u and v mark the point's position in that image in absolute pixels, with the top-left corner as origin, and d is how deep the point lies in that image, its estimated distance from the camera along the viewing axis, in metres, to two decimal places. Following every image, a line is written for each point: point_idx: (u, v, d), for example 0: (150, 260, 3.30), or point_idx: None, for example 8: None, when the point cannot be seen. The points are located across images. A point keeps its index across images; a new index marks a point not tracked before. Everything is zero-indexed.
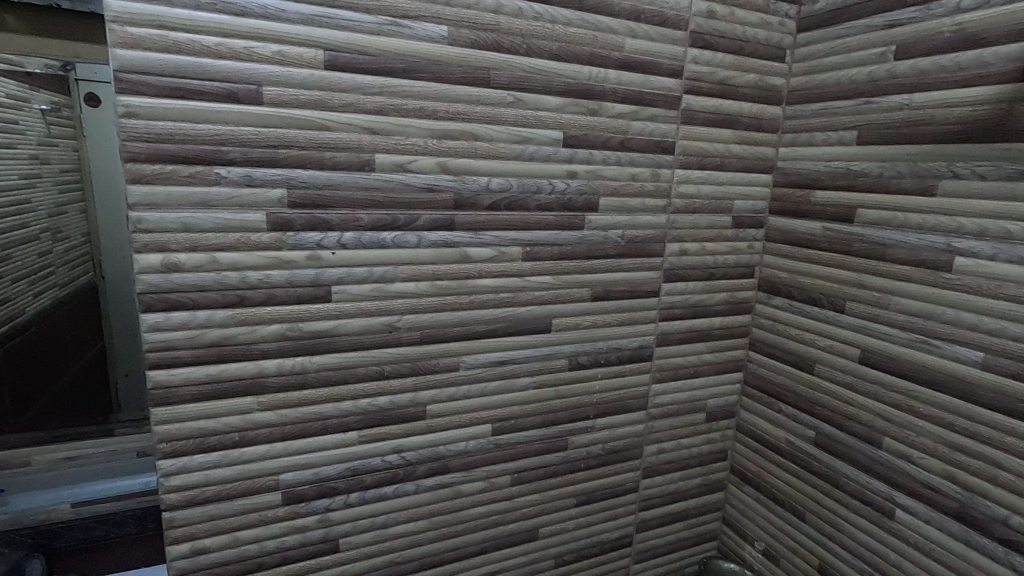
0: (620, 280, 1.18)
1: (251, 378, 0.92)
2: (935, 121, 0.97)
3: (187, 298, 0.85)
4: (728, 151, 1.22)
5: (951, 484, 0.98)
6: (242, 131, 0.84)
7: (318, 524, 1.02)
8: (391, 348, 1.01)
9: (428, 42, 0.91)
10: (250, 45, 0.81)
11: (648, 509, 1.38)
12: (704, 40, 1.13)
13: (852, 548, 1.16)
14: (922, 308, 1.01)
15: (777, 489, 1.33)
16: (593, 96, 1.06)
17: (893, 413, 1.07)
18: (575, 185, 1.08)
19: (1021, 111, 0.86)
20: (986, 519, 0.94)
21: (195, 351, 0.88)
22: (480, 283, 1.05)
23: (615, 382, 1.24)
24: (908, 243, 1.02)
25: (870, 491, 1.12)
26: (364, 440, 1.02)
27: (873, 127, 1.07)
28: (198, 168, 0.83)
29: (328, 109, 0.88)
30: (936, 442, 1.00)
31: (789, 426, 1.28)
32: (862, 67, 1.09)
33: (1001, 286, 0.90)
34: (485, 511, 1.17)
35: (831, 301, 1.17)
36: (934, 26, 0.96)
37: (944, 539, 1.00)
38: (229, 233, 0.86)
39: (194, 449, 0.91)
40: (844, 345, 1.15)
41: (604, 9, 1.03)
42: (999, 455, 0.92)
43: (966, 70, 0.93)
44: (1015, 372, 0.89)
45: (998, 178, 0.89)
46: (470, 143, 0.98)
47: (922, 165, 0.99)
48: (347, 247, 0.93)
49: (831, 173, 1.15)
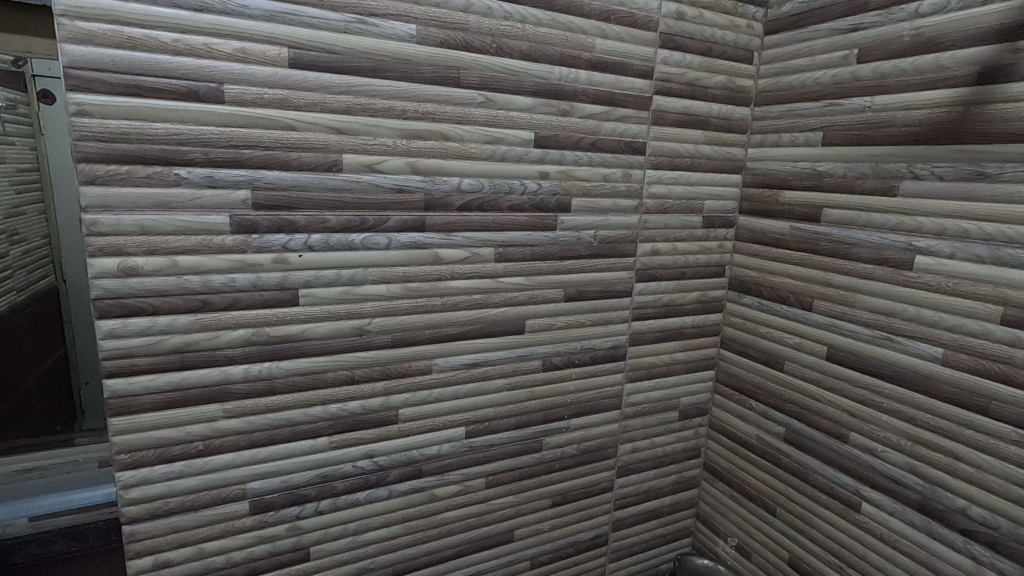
0: (593, 281, 1.19)
1: (216, 385, 0.89)
2: (896, 123, 0.99)
3: (146, 303, 0.82)
4: (698, 151, 1.23)
5: (913, 476, 1.01)
6: (204, 131, 0.81)
7: (288, 532, 1.00)
8: (361, 352, 0.99)
9: (396, 41, 0.90)
10: (210, 42, 0.79)
11: (623, 507, 1.39)
12: (673, 41, 1.14)
13: (821, 541, 1.18)
14: (885, 306, 1.03)
15: (749, 485, 1.35)
16: (564, 97, 1.06)
17: (859, 408, 1.09)
18: (547, 186, 1.08)
19: (976, 113, 0.89)
20: (946, 509, 0.97)
21: (156, 358, 0.85)
22: (452, 285, 1.04)
23: (589, 382, 1.24)
24: (872, 242, 1.04)
25: (837, 485, 1.14)
26: (334, 445, 1.00)
27: (838, 128, 1.09)
28: (157, 169, 0.80)
29: (293, 108, 0.86)
30: (899, 436, 1.03)
31: (760, 423, 1.30)
32: (826, 69, 1.11)
33: (958, 283, 0.93)
34: (460, 514, 1.16)
35: (799, 299, 1.19)
36: (895, 31, 0.99)
37: (907, 530, 1.03)
38: (191, 236, 0.83)
39: (155, 459, 0.88)
40: (811, 342, 1.17)
41: (574, 9, 1.03)
42: (957, 447, 0.94)
43: (923, 74, 0.95)
44: (971, 366, 0.92)
45: (956, 178, 0.92)
46: (439, 143, 0.97)
47: (885, 165, 1.02)
48: (314, 249, 0.91)
49: (797, 173, 1.17)
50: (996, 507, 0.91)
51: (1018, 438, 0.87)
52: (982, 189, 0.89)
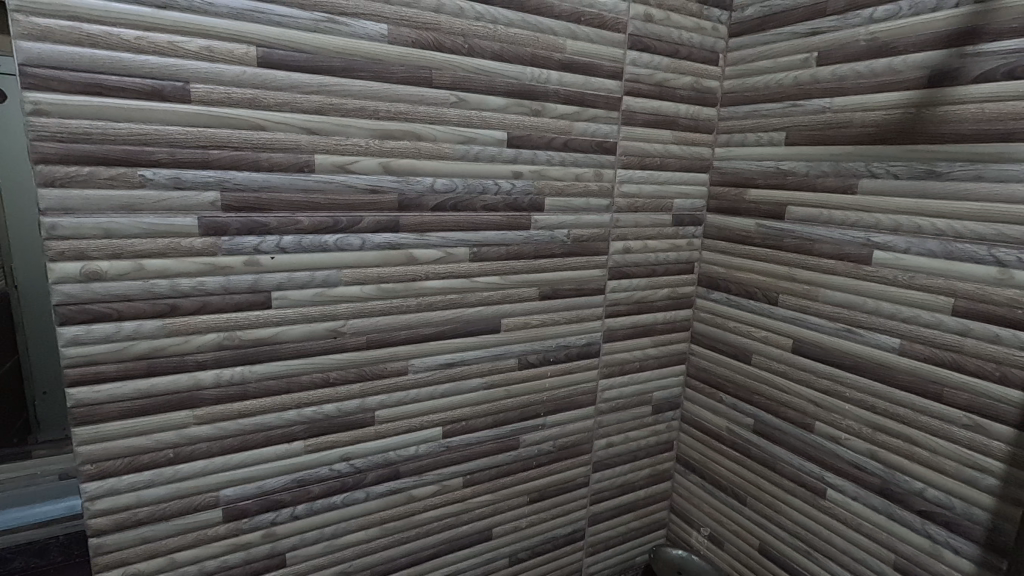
0: (567, 279, 1.20)
1: (186, 392, 0.87)
2: (854, 123, 1.04)
3: (111, 308, 0.80)
4: (667, 151, 1.26)
5: (875, 462, 1.05)
6: (170, 131, 0.79)
7: (263, 539, 0.98)
8: (335, 354, 0.98)
9: (367, 40, 0.89)
10: (175, 40, 0.77)
11: (599, 502, 1.41)
12: (642, 43, 1.16)
13: (790, 528, 1.22)
14: (845, 299, 1.07)
15: (720, 476, 1.38)
16: (536, 97, 1.07)
17: (823, 398, 1.13)
18: (520, 185, 1.09)
19: (927, 115, 0.93)
20: (906, 492, 1.01)
21: (122, 365, 0.83)
22: (428, 285, 1.04)
23: (564, 379, 1.26)
24: (833, 238, 1.08)
25: (804, 473, 1.18)
26: (310, 449, 0.99)
27: (800, 128, 1.13)
28: (120, 170, 0.77)
29: (263, 108, 0.84)
30: (861, 424, 1.07)
31: (730, 415, 1.34)
32: (789, 72, 1.15)
33: (914, 276, 0.97)
34: (438, 514, 1.16)
35: (765, 294, 1.23)
36: (852, 35, 1.03)
37: (870, 514, 1.07)
38: (158, 240, 0.81)
39: (123, 469, 0.86)
40: (778, 336, 1.21)
41: (545, 11, 1.04)
42: (914, 433, 0.99)
43: (879, 76, 1.00)
44: (927, 355, 0.96)
45: (909, 176, 0.96)
46: (413, 143, 0.97)
47: (844, 164, 1.06)
48: (287, 251, 0.90)
49: (762, 172, 1.21)
50: (951, 489, 0.95)
51: (970, 421, 0.92)
52: (934, 186, 0.93)
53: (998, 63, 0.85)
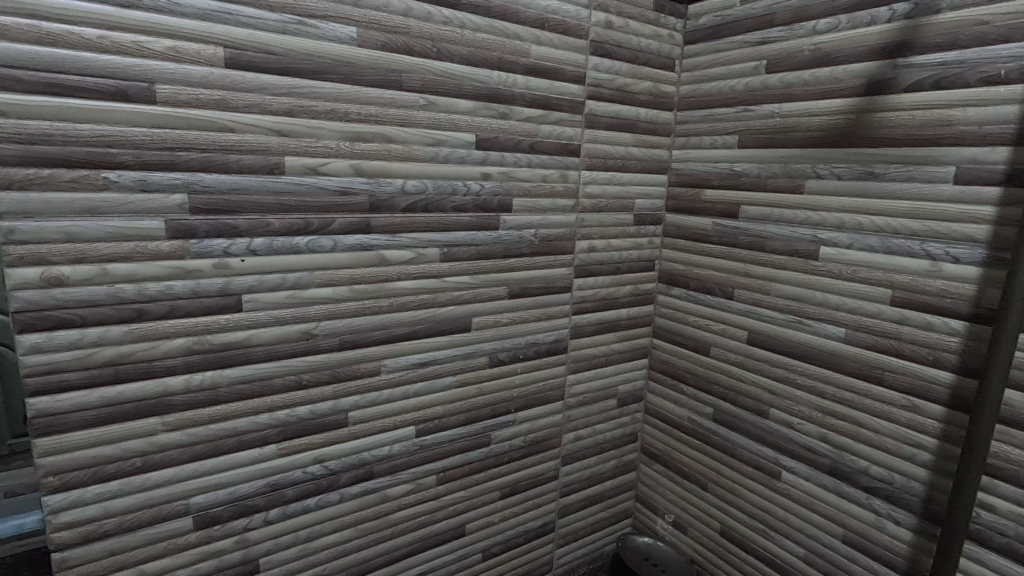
0: (535, 278, 1.23)
1: (155, 398, 0.86)
2: (800, 127, 1.11)
3: (75, 315, 0.78)
4: (628, 153, 1.31)
5: (824, 443, 1.13)
6: (135, 132, 0.78)
7: (236, 545, 0.97)
8: (308, 356, 0.98)
9: (336, 43, 0.90)
10: (139, 40, 0.76)
11: (568, 494, 1.45)
12: (604, 49, 1.21)
13: (749, 510, 1.29)
14: (797, 292, 1.15)
15: (683, 464, 1.44)
16: (503, 100, 1.09)
17: (777, 386, 1.20)
18: (488, 187, 1.11)
19: (866, 121, 1.01)
20: (852, 471, 1.09)
21: (85, 373, 0.80)
22: (399, 285, 1.05)
23: (533, 375, 1.29)
24: (783, 235, 1.16)
25: (760, 457, 1.25)
26: (283, 453, 0.98)
27: (752, 132, 1.20)
28: (83, 173, 0.76)
29: (231, 109, 0.83)
30: (811, 409, 1.15)
31: (691, 405, 1.40)
32: (741, 78, 1.22)
33: (856, 270, 1.05)
34: (412, 513, 1.17)
35: (722, 289, 1.29)
36: (797, 45, 1.10)
37: (821, 492, 1.15)
38: (123, 243, 0.79)
39: (88, 480, 0.83)
40: (734, 328, 1.28)
41: (510, 16, 1.07)
42: (859, 415, 1.07)
43: (822, 84, 1.07)
44: (870, 343, 1.04)
45: (851, 177, 1.04)
46: (383, 145, 0.97)
47: (793, 166, 1.13)
48: (257, 253, 0.89)
49: (718, 173, 1.27)
50: (892, 465, 1.03)
51: (907, 402, 1.00)
52: (872, 187, 1.01)
53: (925, 74, 0.93)
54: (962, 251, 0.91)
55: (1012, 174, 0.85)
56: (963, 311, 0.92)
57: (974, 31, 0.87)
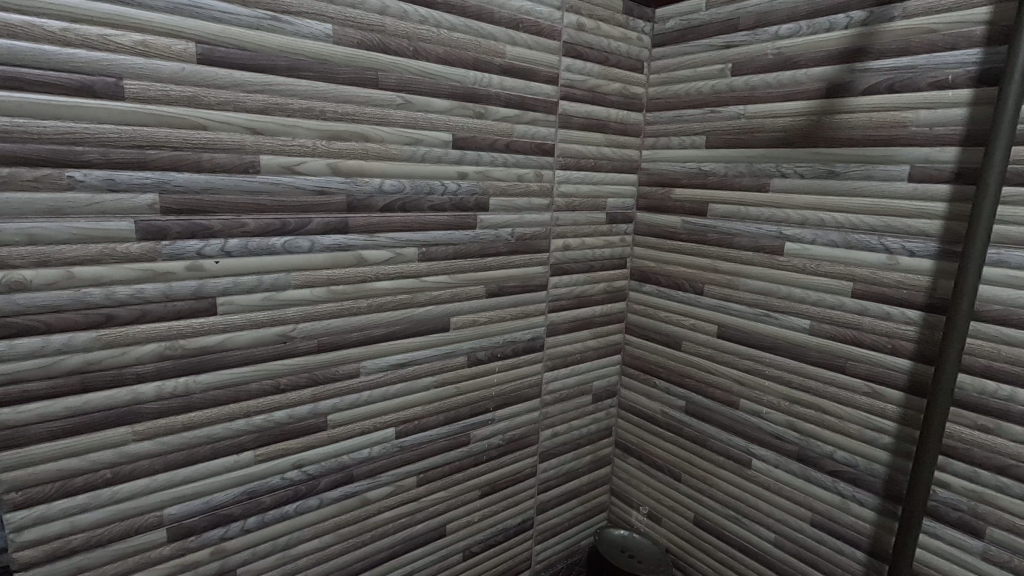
0: (512, 276, 1.24)
1: (125, 407, 0.82)
2: (765, 128, 1.16)
3: (39, 321, 0.74)
4: (601, 153, 1.33)
5: (791, 431, 1.18)
6: (102, 130, 0.75)
7: (212, 556, 0.94)
8: (286, 359, 0.96)
9: (311, 40, 0.88)
10: (105, 33, 0.73)
11: (546, 491, 1.46)
12: (576, 50, 1.23)
13: (721, 498, 1.33)
14: (763, 287, 1.19)
15: (656, 456, 1.48)
16: (479, 100, 1.10)
17: (746, 377, 1.25)
18: (466, 186, 1.11)
19: (827, 122, 1.06)
20: (818, 456, 1.14)
21: (50, 382, 0.76)
22: (377, 285, 1.04)
23: (511, 373, 1.30)
24: (750, 232, 1.20)
25: (731, 447, 1.30)
26: (260, 459, 0.96)
27: (719, 133, 1.24)
28: (46, 172, 0.72)
29: (204, 106, 0.81)
30: (779, 398, 1.20)
31: (663, 398, 1.44)
32: (707, 80, 1.26)
33: (819, 264, 1.10)
34: (392, 516, 1.16)
35: (692, 285, 1.33)
36: (760, 49, 1.15)
37: (790, 477, 1.20)
38: (91, 245, 0.76)
39: (54, 494, 0.79)
40: (704, 323, 1.32)
41: (485, 16, 1.07)
42: (824, 402, 1.12)
43: (785, 87, 1.12)
44: (833, 333, 1.09)
45: (813, 176, 1.09)
46: (360, 144, 0.96)
47: (758, 166, 1.17)
48: (232, 255, 0.87)
49: (686, 172, 1.31)
50: (855, 449, 1.09)
51: (869, 389, 1.05)
52: (833, 185, 1.06)
53: (881, 79, 0.98)
54: (916, 245, 0.97)
55: (960, 172, 0.91)
56: (919, 301, 0.97)
57: (924, 39, 0.93)
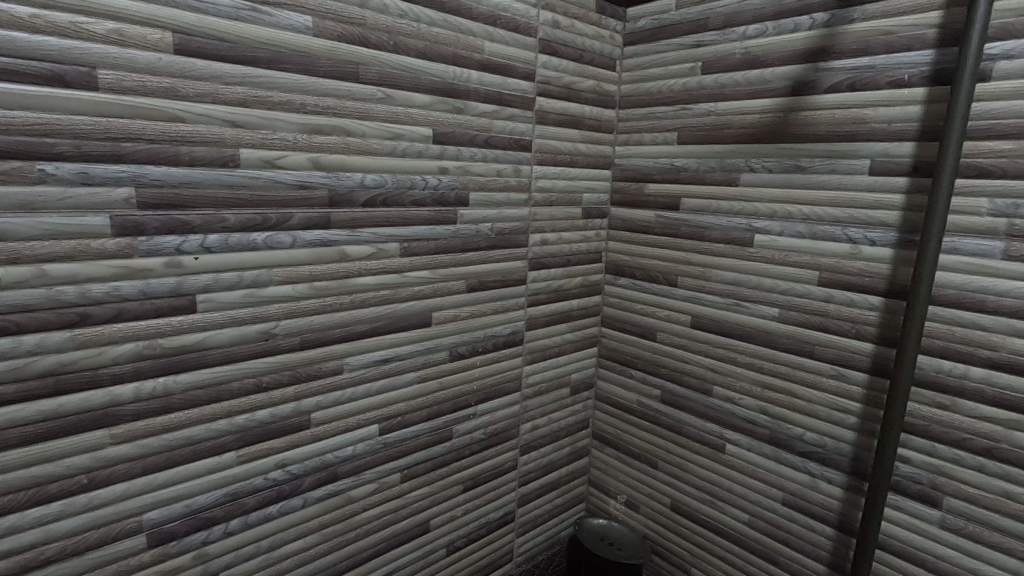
0: (492, 271, 1.25)
1: (102, 409, 0.79)
2: (734, 125, 1.20)
3: (9, 321, 0.71)
4: (576, 149, 1.36)
5: (763, 415, 1.23)
6: (75, 121, 0.72)
7: (194, 561, 0.92)
8: (268, 357, 0.94)
9: (290, 32, 0.87)
10: (78, 21, 0.70)
11: (527, 483, 1.48)
12: (551, 47, 1.24)
13: (697, 483, 1.38)
14: (735, 278, 1.24)
15: (633, 445, 1.51)
16: (459, 95, 1.10)
17: (719, 365, 1.29)
18: (446, 181, 1.11)
19: (793, 119, 1.11)
20: (789, 438, 1.20)
21: (22, 386, 0.73)
22: (360, 281, 1.03)
23: (492, 367, 1.31)
24: (721, 225, 1.25)
25: (706, 433, 1.34)
26: (243, 460, 0.94)
27: (690, 129, 1.28)
28: (15, 165, 0.69)
29: (180, 98, 0.79)
30: (751, 383, 1.24)
31: (640, 389, 1.47)
32: (678, 79, 1.30)
33: (787, 254, 1.15)
34: (377, 513, 1.15)
35: (666, 277, 1.37)
36: (729, 49, 1.19)
37: (762, 460, 1.25)
38: (64, 242, 0.73)
39: (26, 503, 0.76)
40: (678, 314, 1.36)
41: (463, 11, 1.08)
42: (794, 387, 1.17)
43: (753, 85, 1.16)
44: (801, 320, 1.15)
45: (780, 171, 1.14)
46: (341, 138, 0.95)
47: (728, 161, 1.22)
48: (212, 251, 0.85)
49: (659, 168, 1.35)
50: (824, 430, 1.14)
51: (835, 372, 1.11)
52: (799, 179, 1.11)
53: (843, 78, 1.04)
54: (878, 235, 1.02)
55: (916, 166, 0.97)
56: (880, 288, 1.03)
57: (882, 40, 0.98)
